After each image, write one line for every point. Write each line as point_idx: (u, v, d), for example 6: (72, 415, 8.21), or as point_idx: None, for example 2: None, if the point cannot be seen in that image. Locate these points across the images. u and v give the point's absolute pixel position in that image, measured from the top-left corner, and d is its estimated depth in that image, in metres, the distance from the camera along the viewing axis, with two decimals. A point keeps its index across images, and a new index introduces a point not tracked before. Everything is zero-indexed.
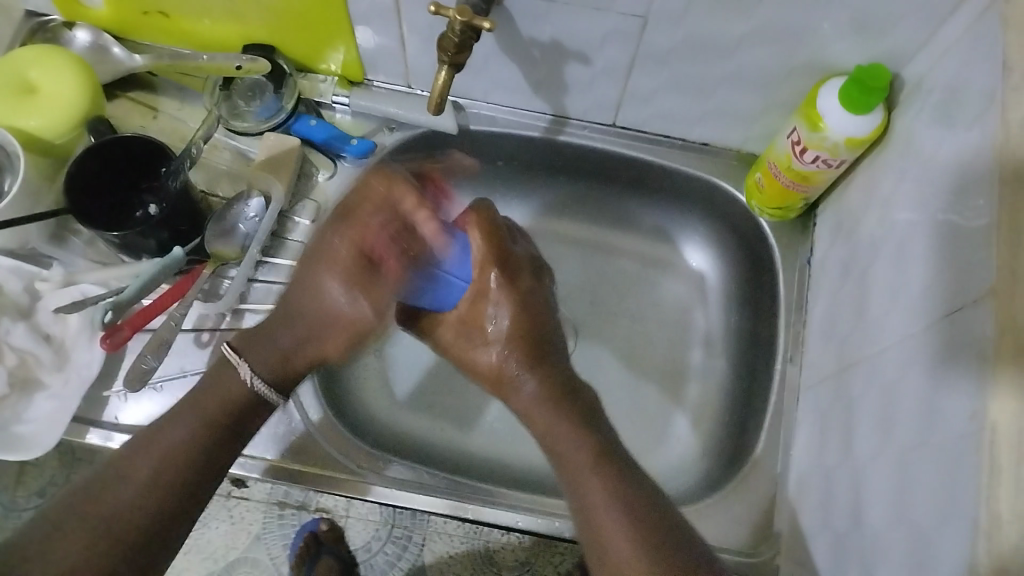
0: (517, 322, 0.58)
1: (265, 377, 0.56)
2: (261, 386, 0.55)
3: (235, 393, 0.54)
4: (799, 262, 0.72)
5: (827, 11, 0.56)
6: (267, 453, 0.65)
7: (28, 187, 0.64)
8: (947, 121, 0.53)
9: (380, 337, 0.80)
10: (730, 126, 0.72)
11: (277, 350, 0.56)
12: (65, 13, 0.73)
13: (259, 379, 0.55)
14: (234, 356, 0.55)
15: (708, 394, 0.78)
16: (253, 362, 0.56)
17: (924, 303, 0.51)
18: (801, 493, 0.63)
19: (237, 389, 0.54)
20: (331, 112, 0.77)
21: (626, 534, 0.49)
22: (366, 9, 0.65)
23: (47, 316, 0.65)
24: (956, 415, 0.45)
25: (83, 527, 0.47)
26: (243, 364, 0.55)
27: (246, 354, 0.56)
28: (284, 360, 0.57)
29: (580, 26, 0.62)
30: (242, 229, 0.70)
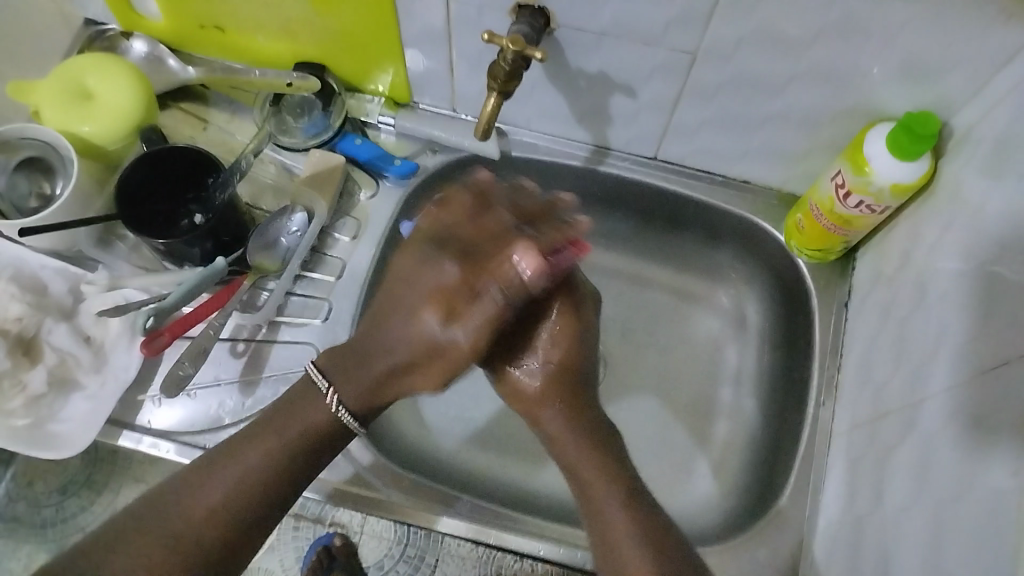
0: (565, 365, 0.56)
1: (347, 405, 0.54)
2: (347, 416, 0.54)
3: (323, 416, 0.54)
4: (836, 304, 0.72)
5: (879, 56, 0.56)
6: (329, 477, 0.66)
7: (79, 192, 0.66)
8: (996, 171, 0.52)
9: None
10: (772, 165, 0.72)
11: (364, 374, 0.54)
12: (125, 24, 0.75)
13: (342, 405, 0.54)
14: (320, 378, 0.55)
15: (737, 432, 0.77)
16: (344, 391, 0.54)
17: (966, 353, 0.51)
18: (830, 538, 0.62)
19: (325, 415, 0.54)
20: (377, 132, 0.78)
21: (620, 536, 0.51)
22: (418, 33, 0.66)
23: (87, 318, 0.66)
24: (996, 469, 0.44)
25: (170, 537, 0.49)
26: (333, 395, 0.54)
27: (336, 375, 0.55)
28: (373, 389, 0.55)
29: (628, 60, 0.63)
30: (285, 242, 0.70)
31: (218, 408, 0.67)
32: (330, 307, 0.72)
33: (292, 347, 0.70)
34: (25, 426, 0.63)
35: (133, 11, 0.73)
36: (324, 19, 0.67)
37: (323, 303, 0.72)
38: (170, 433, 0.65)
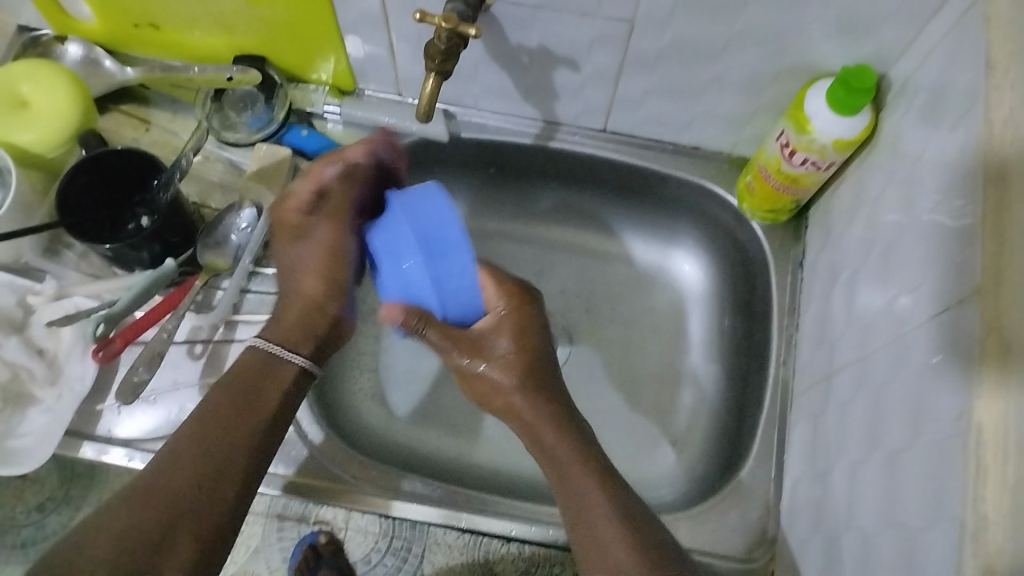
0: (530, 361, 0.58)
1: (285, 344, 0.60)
2: (289, 354, 0.59)
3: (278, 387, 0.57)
4: (792, 264, 0.73)
5: (813, 13, 0.56)
6: (277, 468, 0.66)
7: (20, 202, 0.65)
8: (933, 120, 0.53)
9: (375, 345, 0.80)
10: (720, 130, 0.72)
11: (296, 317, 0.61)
12: (57, 27, 0.73)
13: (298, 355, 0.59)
14: (272, 345, 0.59)
15: (704, 398, 0.78)
16: (272, 333, 0.61)
17: (913, 302, 0.51)
18: (796, 496, 0.62)
19: (283, 374, 0.58)
20: (323, 121, 0.77)
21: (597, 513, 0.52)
22: (355, 18, 0.65)
23: (39, 330, 0.65)
24: (943, 413, 0.45)
25: (157, 512, 0.48)
26: (285, 350, 0.59)
27: (281, 337, 0.60)
28: (294, 325, 0.61)
29: (566, 33, 0.62)
30: (235, 239, 0.70)
31: (179, 412, 0.66)
32: None
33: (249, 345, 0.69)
34: None
35: (65, 14, 0.71)
36: (259, 10, 0.66)
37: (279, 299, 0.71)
38: (133, 442, 0.65)
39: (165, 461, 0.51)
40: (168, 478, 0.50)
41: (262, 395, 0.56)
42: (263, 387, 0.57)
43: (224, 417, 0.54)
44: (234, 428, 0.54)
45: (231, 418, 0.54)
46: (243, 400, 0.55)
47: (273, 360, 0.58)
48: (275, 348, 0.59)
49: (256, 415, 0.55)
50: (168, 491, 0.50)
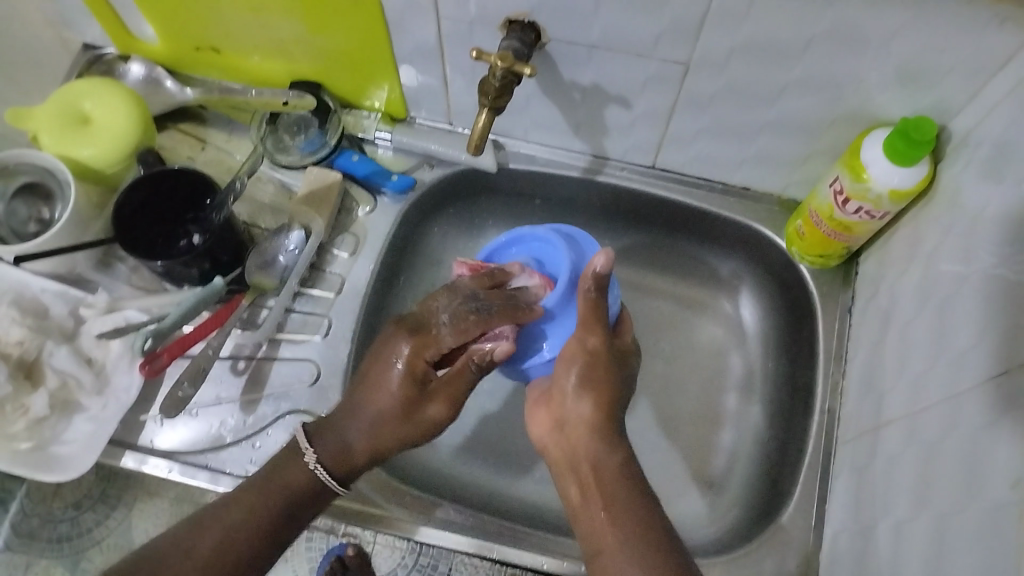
0: (615, 387, 0.55)
1: (336, 474, 0.55)
2: (329, 480, 0.54)
3: (297, 479, 0.54)
4: (840, 310, 0.71)
5: (874, 62, 0.55)
6: None
7: (79, 215, 0.67)
8: (995, 175, 0.51)
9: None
10: (771, 172, 0.71)
11: (357, 447, 0.54)
12: (121, 46, 0.75)
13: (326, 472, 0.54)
14: (308, 452, 0.54)
15: (743, 441, 0.76)
16: (321, 450, 0.54)
17: (968, 360, 0.50)
18: (835, 550, 0.61)
19: (305, 478, 0.54)
20: (374, 147, 0.78)
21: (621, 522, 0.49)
22: (411, 49, 0.66)
23: (89, 341, 0.67)
24: (997, 480, 0.43)
25: None
26: (325, 473, 0.54)
27: (326, 450, 0.54)
28: (349, 456, 0.55)
29: (621, 71, 0.62)
30: (282, 260, 0.71)
31: (219, 427, 0.67)
32: (329, 323, 0.72)
33: (291, 364, 0.70)
34: (29, 449, 0.63)
35: (130, 34, 0.73)
36: (318, 37, 0.67)
37: (322, 319, 0.72)
38: (174, 453, 0.66)
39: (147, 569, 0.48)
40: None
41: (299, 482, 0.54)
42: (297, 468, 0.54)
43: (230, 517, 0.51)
44: (233, 546, 0.51)
45: (232, 531, 0.51)
46: (256, 508, 0.52)
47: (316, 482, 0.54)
48: (322, 471, 0.54)
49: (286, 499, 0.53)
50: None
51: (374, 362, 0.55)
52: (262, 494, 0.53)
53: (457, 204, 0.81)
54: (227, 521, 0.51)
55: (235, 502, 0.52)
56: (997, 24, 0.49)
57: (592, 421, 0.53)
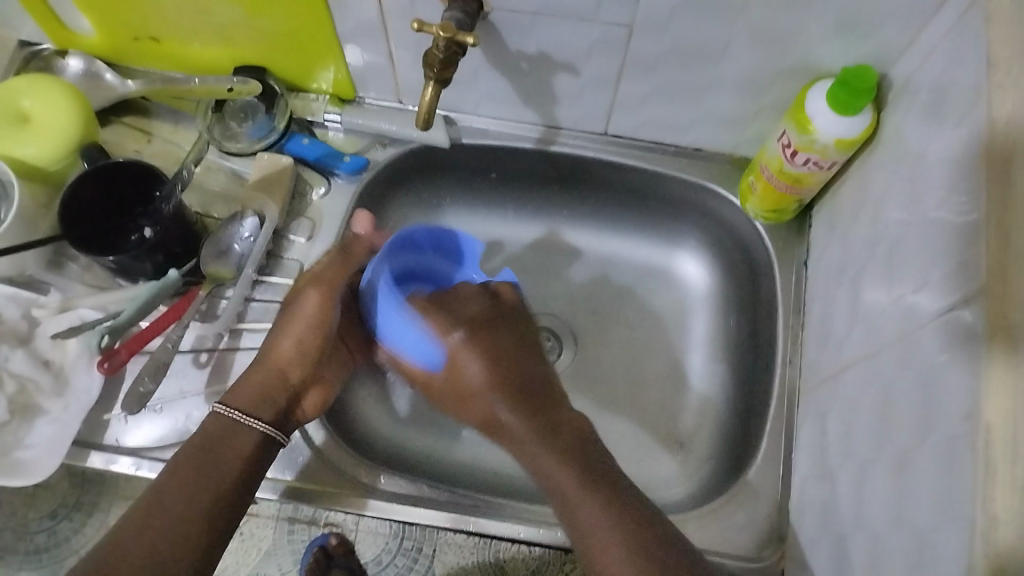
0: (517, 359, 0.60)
1: (260, 417, 0.57)
2: (256, 423, 0.56)
3: (241, 452, 0.55)
4: (796, 264, 0.72)
5: (814, 13, 0.56)
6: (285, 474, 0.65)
7: (27, 214, 0.65)
8: (936, 118, 0.52)
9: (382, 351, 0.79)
10: (721, 131, 0.72)
11: (277, 396, 0.58)
12: (58, 42, 0.73)
13: (260, 420, 0.56)
14: (234, 412, 0.56)
15: (710, 400, 0.77)
16: (235, 403, 0.57)
17: (919, 301, 0.51)
18: (804, 499, 0.62)
19: (245, 442, 0.55)
20: (325, 130, 0.77)
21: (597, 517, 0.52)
22: (354, 27, 0.66)
23: (45, 342, 0.65)
24: (950, 415, 0.44)
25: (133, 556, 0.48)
26: (249, 418, 0.56)
27: (249, 403, 0.57)
28: (268, 395, 0.58)
29: (566, 37, 0.62)
30: (238, 248, 0.70)
31: (186, 421, 0.66)
32: None
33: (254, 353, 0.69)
34: None
35: (65, 28, 0.72)
36: (258, 20, 0.66)
37: None
38: (143, 450, 0.65)
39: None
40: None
41: (232, 442, 0.55)
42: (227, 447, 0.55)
43: (187, 473, 0.52)
44: (198, 502, 0.51)
45: (177, 519, 0.50)
46: (179, 498, 0.51)
47: (232, 423, 0.56)
48: (236, 413, 0.56)
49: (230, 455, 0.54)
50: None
51: (267, 352, 0.60)
52: (178, 491, 0.51)
53: (413, 183, 0.81)
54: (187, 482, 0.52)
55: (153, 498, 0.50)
56: None
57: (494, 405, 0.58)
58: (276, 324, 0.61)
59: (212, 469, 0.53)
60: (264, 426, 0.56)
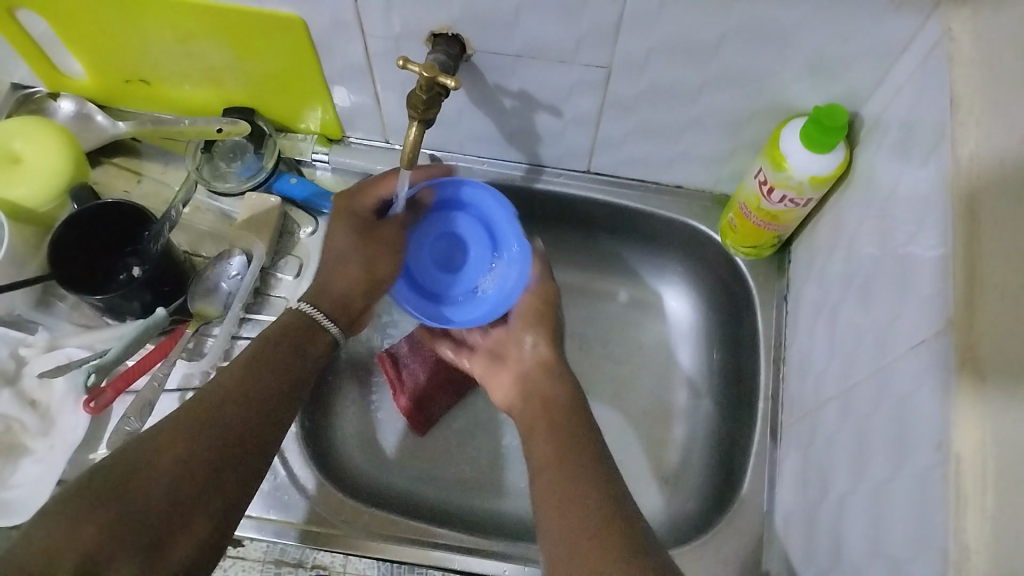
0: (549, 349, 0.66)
1: (333, 317, 0.61)
2: (330, 324, 0.60)
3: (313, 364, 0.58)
4: (777, 298, 0.73)
5: (787, 55, 0.57)
6: (268, 513, 0.65)
7: (15, 254, 0.66)
8: (905, 154, 0.54)
9: (360, 376, 0.80)
10: (700, 169, 0.74)
11: (353, 303, 0.62)
12: (50, 84, 0.75)
13: (334, 321, 0.61)
14: (314, 313, 0.60)
15: (695, 434, 0.78)
16: (317, 304, 0.61)
17: (892, 332, 0.52)
18: (787, 531, 0.62)
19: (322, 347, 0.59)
20: (312, 169, 0.79)
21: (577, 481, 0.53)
22: (340, 69, 0.67)
23: (31, 382, 0.65)
24: (924, 444, 0.45)
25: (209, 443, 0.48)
26: (323, 317, 0.60)
27: (323, 305, 0.61)
28: (347, 304, 0.62)
29: (547, 79, 0.64)
30: (225, 287, 0.71)
31: None
32: None
33: None
34: None
35: (58, 72, 0.73)
36: (247, 63, 0.68)
37: None
38: None
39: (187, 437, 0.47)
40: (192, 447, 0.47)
41: (307, 350, 0.58)
42: (303, 346, 0.58)
43: (266, 368, 0.54)
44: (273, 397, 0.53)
45: (260, 409, 0.52)
46: (267, 393, 0.53)
47: (311, 323, 0.59)
48: (315, 312, 0.60)
49: (301, 361, 0.57)
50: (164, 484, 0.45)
51: (326, 279, 0.62)
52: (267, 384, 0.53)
53: None
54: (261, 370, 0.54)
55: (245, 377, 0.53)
56: (893, 8, 0.51)
57: (551, 391, 0.62)
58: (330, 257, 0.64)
59: (298, 358, 0.57)
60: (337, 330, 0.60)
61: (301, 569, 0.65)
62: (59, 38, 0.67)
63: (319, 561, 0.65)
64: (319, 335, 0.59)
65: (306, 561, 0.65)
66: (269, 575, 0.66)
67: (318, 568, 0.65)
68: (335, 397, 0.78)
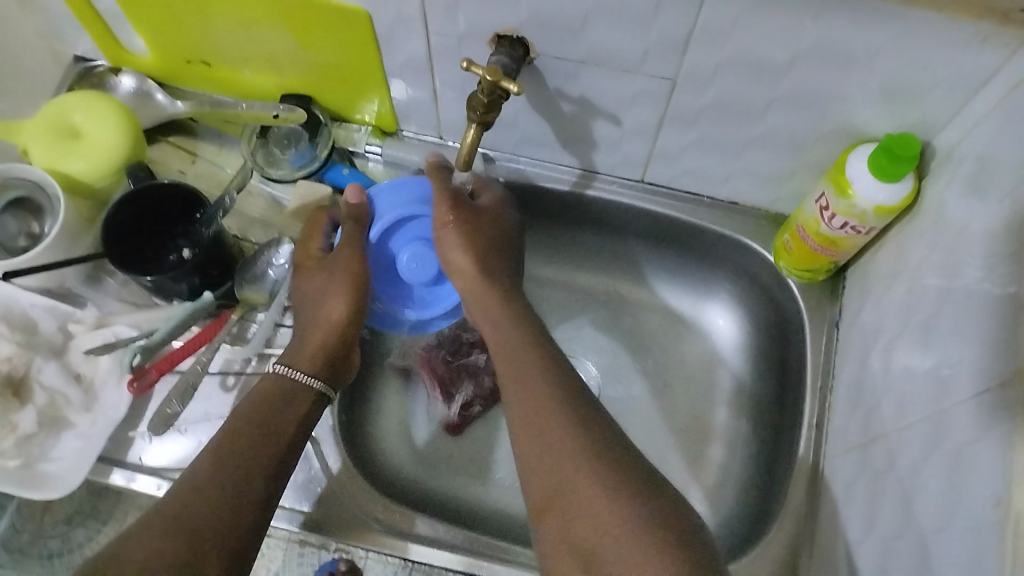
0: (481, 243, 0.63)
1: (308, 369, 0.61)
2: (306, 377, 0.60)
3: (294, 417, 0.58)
4: (828, 324, 0.72)
5: (862, 80, 0.55)
6: (301, 504, 0.66)
7: (69, 228, 0.66)
8: (979, 191, 0.52)
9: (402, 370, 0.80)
10: (759, 186, 0.72)
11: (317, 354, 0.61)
12: (112, 60, 0.75)
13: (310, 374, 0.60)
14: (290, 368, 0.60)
15: (732, 455, 0.77)
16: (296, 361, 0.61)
17: (952, 375, 0.50)
18: (822, 565, 0.61)
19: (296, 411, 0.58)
20: (365, 161, 0.78)
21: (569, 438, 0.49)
22: (401, 64, 0.67)
23: (77, 356, 0.66)
24: (981, 498, 0.43)
25: (193, 516, 0.48)
26: (300, 372, 0.60)
27: (294, 358, 0.61)
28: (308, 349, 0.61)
29: (609, 88, 0.63)
30: (272, 274, 0.70)
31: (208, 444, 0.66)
32: None
33: None
34: (16, 466, 0.62)
35: (121, 47, 0.74)
36: (309, 52, 0.67)
37: None
38: (163, 470, 0.65)
39: (170, 521, 0.47)
40: (174, 535, 0.46)
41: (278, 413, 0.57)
42: (277, 408, 0.57)
43: (236, 433, 0.54)
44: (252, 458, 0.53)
45: (231, 481, 0.51)
46: (235, 467, 0.51)
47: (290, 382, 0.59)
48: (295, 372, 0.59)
49: (276, 423, 0.56)
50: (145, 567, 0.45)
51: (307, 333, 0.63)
52: (246, 443, 0.53)
53: None
54: (233, 433, 0.54)
55: (223, 446, 0.53)
56: (980, 41, 0.49)
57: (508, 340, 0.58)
58: (308, 301, 0.64)
59: (272, 418, 0.56)
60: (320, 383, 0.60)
61: (323, 551, 0.67)
62: (126, 14, 0.67)
63: (341, 545, 0.66)
64: (294, 400, 0.58)
65: (329, 544, 0.67)
66: (293, 554, 0.67)
67: (340, 552, 0.66)
68: (372, 392, 0.77)
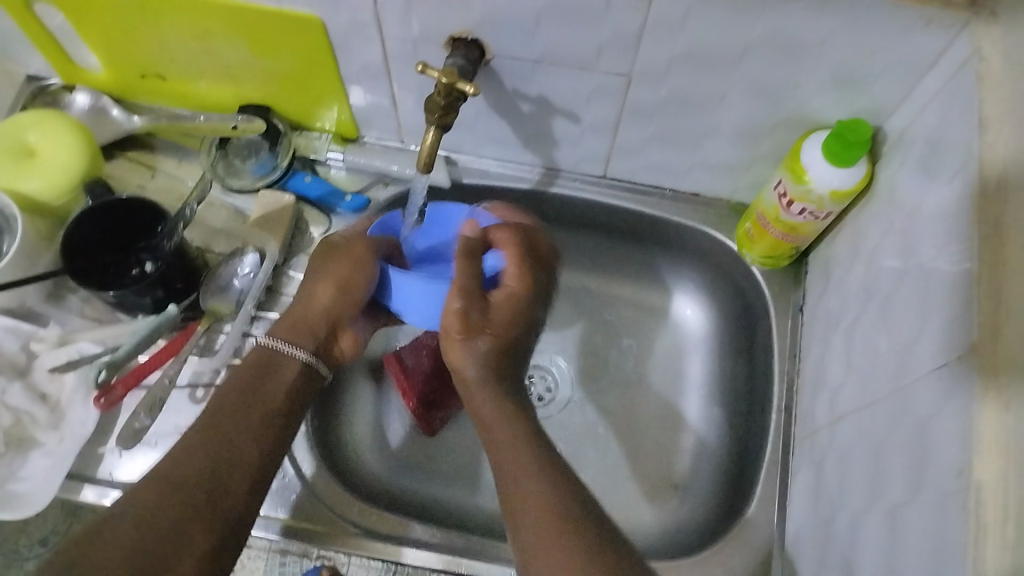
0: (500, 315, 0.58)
1: (286, 338, 0.59)
2: (285, 346, 0.58)
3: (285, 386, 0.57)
4: (792, 309, 0.73)
5: (812, 67, 0.56)
6: (277, 512, 0.65)
7: (28, 247, 0.65)
8: (930, 171, 0.53)
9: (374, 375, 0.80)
10: (718, 177, 0.73)
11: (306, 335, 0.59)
12: (65, 77, 0.75)
13: (300, 349, 0.58)
14: (277, 341, 0.58)
15: (706, 443, 0.77)
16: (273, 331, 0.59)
17: (913, 352, 0.51)
18: (798, 545, 0.62)
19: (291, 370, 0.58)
20: (327, 168, 0.77)
21: (541, 492, 0.49)
22: (358, 70, 0.67)
23: (42, 375, 0.65)
24: (946, 469, 0.44)
25: (179, 490, 0.48)
26: (290, 345, 0.58)
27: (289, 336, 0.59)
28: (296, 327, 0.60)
29: (566, 86, 0.63)
30: (237, 284, 0.71)
31: None
32: None
33: None
34: None
35: (73, 64, 0.73)
36: (264, 61, 0.67)
37: None
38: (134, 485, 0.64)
39: (156, 494, 0.47)
40: (160, 509, 0.47)
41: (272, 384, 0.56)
42: (268, 380, 0.56)
43: (229, 408, 0.54)
44: (245, 437, 0.53)
45: (223, 457, 0.51)
46: (226, 444, 0.51)
47: (277, 353, 0.58)
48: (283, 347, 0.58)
49: (273, 395, 0.56)
50: (134, 548, 0.45)
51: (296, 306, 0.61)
52: (234, 414, 0.53)
53: None
54: (226, 407, 0.54)
55: (213, 420, 0.53)
56: (922, 25, 0.50)
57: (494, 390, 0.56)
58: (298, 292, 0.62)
59: (267, 386, 0.56)
60: (306, 355, 0.58)
61: (305, 560, 0.64)
62: (76, 31, 0.67)
63: (324, 553, 0.64)
64: (284, 365, 0.58)
65: (312, 551, 0.64)
66: (273, 567, 0.64)
67: (323, 559, 0.64)
68: (344, 399, 0.77)
